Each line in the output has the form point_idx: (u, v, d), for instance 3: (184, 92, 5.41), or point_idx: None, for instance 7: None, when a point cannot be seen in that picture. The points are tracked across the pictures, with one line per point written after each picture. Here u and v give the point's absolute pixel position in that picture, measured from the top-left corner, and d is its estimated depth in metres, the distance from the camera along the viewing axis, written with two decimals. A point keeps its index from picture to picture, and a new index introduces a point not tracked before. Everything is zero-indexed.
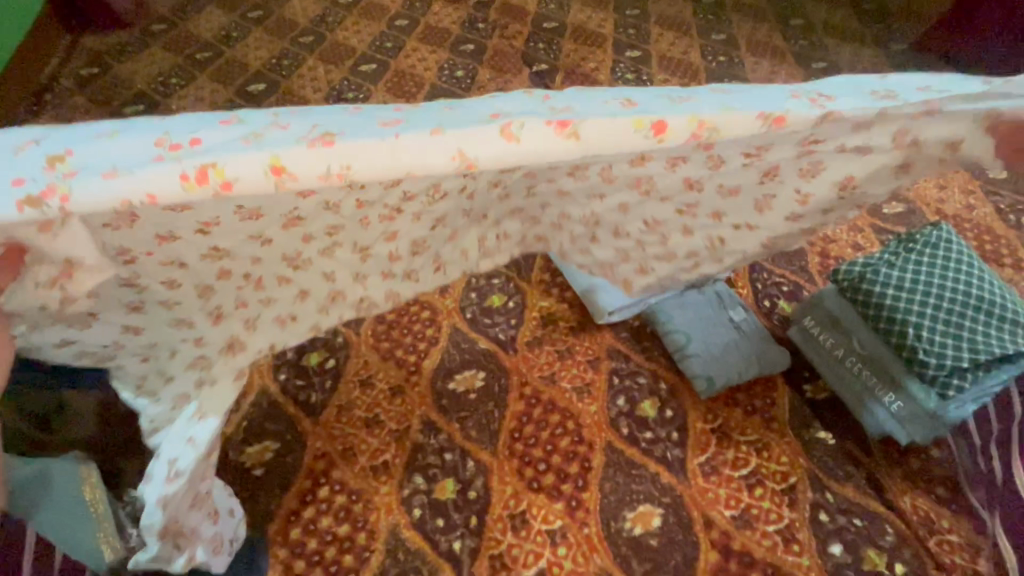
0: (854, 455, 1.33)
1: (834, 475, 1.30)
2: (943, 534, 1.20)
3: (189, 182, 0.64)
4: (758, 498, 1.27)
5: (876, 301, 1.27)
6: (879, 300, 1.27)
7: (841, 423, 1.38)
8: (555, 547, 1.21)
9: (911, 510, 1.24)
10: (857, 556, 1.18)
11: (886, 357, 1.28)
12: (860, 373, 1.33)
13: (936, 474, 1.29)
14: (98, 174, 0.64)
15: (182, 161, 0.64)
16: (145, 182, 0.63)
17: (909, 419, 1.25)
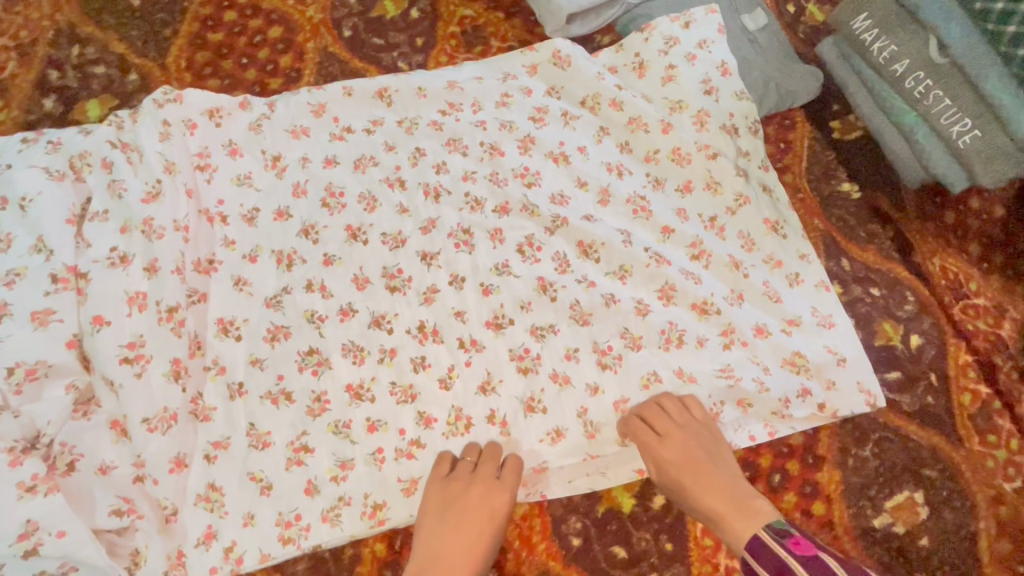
0: (880, 210, 1.01)
1: (854, 235, 0.99)
2: (971, 298, 0.97)
3: (282, 536, 0.78)
4: (794, 298, 0.92)
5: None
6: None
7: (869, 167, 1.03)
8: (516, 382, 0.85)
9: (938, 274, 0.98)
10: (871, 331, 0.94)
11: (980, 61, 0.84)
12: (924, 96, 0.92)
13: (971, 228, 1.01)
14: (200, 537, 0.77)
15: (278, 512, 0.78)
16: (252, 546, 0.77)
17: (982, 154, 0.88)
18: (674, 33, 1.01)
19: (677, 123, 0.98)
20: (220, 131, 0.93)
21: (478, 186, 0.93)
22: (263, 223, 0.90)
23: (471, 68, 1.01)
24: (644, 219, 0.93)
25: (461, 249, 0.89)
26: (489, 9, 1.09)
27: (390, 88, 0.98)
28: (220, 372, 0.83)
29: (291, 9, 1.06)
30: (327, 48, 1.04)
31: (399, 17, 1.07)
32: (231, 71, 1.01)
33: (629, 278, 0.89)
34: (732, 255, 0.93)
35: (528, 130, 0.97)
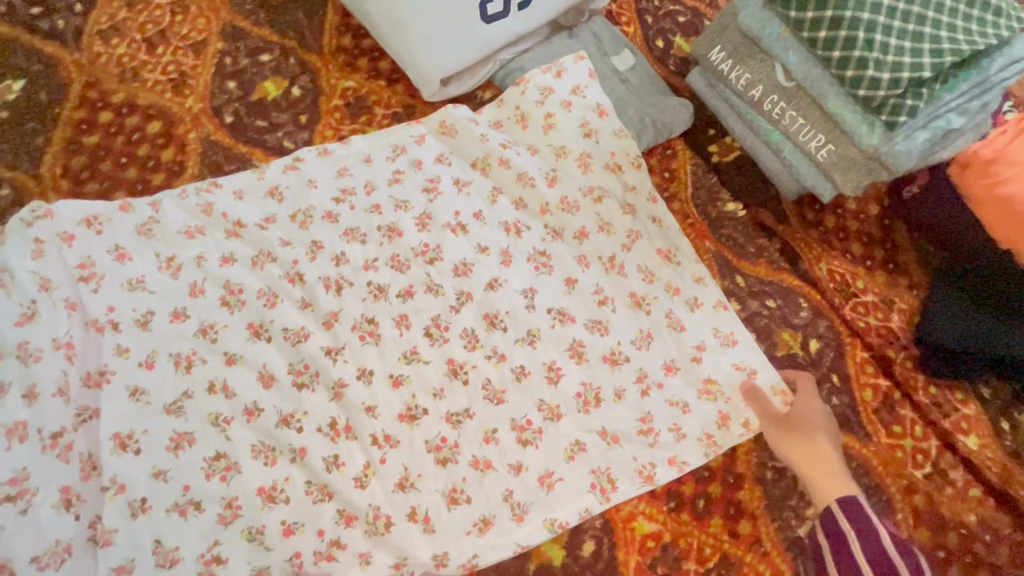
0: (765, 225, 1.06)
1: (746, 253, 1.04)
2: (859, 296, 1.02)
3: None
4: (699, 324, 0.95)
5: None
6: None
7: (751, 186, 1.09)
8: (436, 456, 0.84)
9: (827, 278, 1.03)
10: (772, 342, 0.98)
11: (821, 83, 0.92)
12: (781, 116, 0.98)
13: (851, 230, 1.07)
14: None
15: None
16: None
17: (839, 165, 0.94)
18: (548, 83, 1.05)
19: (563, 169, 1.02)
20: (102, 237, 0.89)
21: (381, 273, 0.92)
22: (158, 326, 0.86)
23: (360, 143, 1.01)
24: (547, 274, 0.95)
25: (366, 341, 0.88)
26: (370, 79, 1.11)
27: (281, 185, 0.96)
28: (120, 491, 0.77)
29: (169, 102, 1.06)
30: (210, 136, 1.03)
31: (281, 96, 1.08)
32: (110, 171, 0.99)
33: (539, 342, 0.90)
34: (633, 292, 0.95)
35: (423, 206, 0.97)
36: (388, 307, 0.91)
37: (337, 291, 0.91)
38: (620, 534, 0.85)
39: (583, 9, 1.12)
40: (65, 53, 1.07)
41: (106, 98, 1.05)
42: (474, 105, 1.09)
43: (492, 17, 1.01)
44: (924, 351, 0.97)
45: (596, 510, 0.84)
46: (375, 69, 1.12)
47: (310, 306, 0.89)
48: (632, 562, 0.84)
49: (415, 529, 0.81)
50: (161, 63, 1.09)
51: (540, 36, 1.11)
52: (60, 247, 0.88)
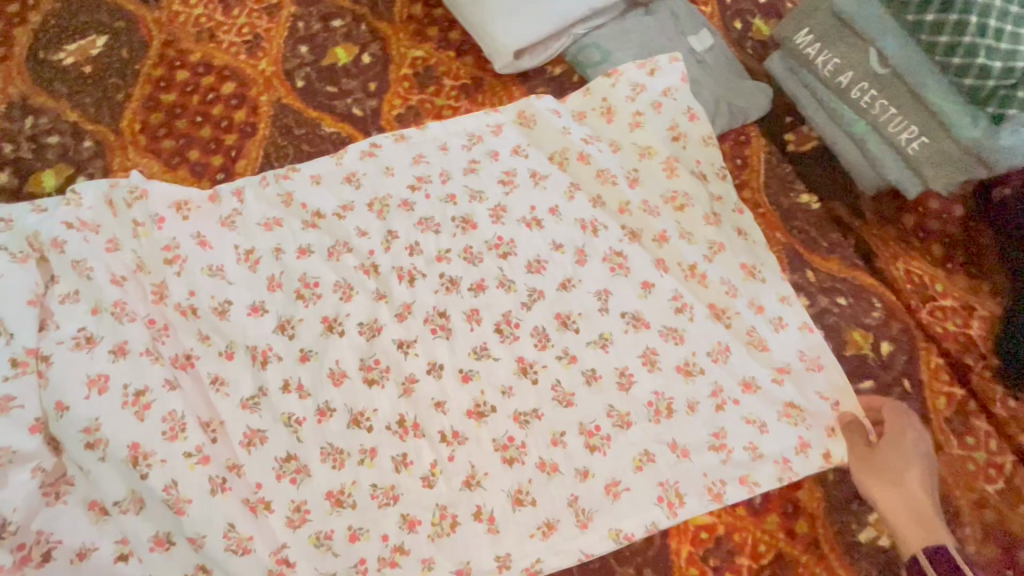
0: (840, 219, 1.02)
1: (818, 248, 1.00)
2: (937, 300, 0.97)
3: None
4: (780, 344, 0.93)
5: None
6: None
7: (828, 179, 1.04)
8: (505, 457, 0.85)
9: (904, 279, 0.98)
10: (841, 341, 0.94)
11: (919, 70, 0.87)
12: (870, 106, 0.93)
13: (932, 229, 1.01)
14: None
15: None
16: None
17: (931, 160, 0.89)
18: (639, 77, 1.03)
19: (646, 169, 1.01)
20: (187, 223, 0.92)
21: (453, 265, 0.95)
22: (236, 318, 0.89)
23: (437, 131, 1.02)
24: (622, 276, 0.96)
25: (438, 335, 0.91)
26: (439, 48, 1.10)
27: (359, 172, 0.99)
28: (201, 461, 0.79)
29: (243, 64, 1.07)
30: (282, 100, 1.04)
31: (351, 63, 1.08)
32: (186, 130, 1.01)
33: (611, 346, 0.92)
34: (713, 304, 0.95)
35: (498, 198, 0.99)
36: (460, 300, 0.94)
37: (410, 281, 0.94)
38: (673, 524, 0.84)
39: None
40: (146, 11, 1.09)
41: (183, 57, 1.06)
42: (543, 80, 1.07)
43: None
44: (1005, 362, 0.92)
45: (664, 525, 0.83)
46: (445, 39, 1.11)
47: (384, 297, 0.93)
48: (684, 551, 0.83)
49: (478, 543, 0.81)
50: (236, 25, 1.09)
51: (615, 11, 1.07)
52: (150, 229, 0.90)
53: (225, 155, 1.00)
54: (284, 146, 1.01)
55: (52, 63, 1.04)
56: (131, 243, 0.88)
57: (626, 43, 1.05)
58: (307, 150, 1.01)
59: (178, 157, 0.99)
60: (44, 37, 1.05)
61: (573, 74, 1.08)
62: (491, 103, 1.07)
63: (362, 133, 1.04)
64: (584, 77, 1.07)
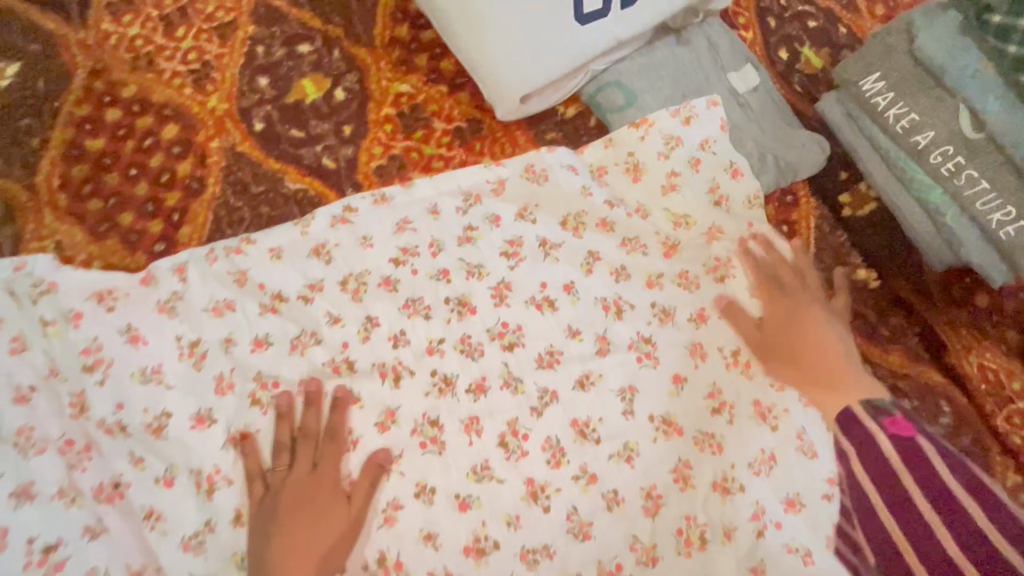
0: (903, 300, 0.86)
1: (875, 338, 0.84)
2: (1016, 403, 0.81)
3: None
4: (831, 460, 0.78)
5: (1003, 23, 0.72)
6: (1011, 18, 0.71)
7: (891, 252, 0.87)
8: None
9: (977, 375, 0.82)
10: None
11: None
12: (958, 180, 0.77)
13: (1009, 312, 0.84)
14: None
15: None
16: None
17: None
18: (672, 127, 0.86)
19: (682, 237, 0.85)
20: (114, 316, 0.74)
21: (447, 360, 0.79)
22: (175, 432, 0.72)
23: (425, 189, 0.84)
24: (651, 368, 0.81)
25: (428, 449, 0.76)
26: (429, 81, 0.91)
27: (329, 242, 0.82)
28: None
29: (188, 100, 0.87)
30: (236, 147, 0.86)
31: (322, 99, 0.89)
32: (117, 186, 0.83)
33: (637, 457, 0.77)
34: (758, 400, 0.80)
35: (501, 273, 0.82)
36: (455, 405, 0.77)
37: (395, 380, 0.78)
38: None
39: (698, 8, 0.90)
40: (66, 31, 0.89)
41: (114, 91, 0.87)
42: (553, 124, 0.90)
43: (588, 16, 0.82)
44: None
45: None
46: (436, 70, 0.92)
47: (359, 402, 0.77)
48: None
49: None
50: (180, 50, 0.90)
51: (641, 41, 0.89)
52: (64, 328, 0.72)
53: (166, 219, 0.82)
54: (239, 207, 0.83)
55: None
56: (43, 345, 0.72)
57: (653, 81, 0.87)
58: (267, 213, 0.83)
59: (107, 221, 0.81)
60: None
61: (590, 117, 0.90)
62: (492, 154, 0.89)
63: (335, 191, 0.85)
64: (603, 122, 0.89)
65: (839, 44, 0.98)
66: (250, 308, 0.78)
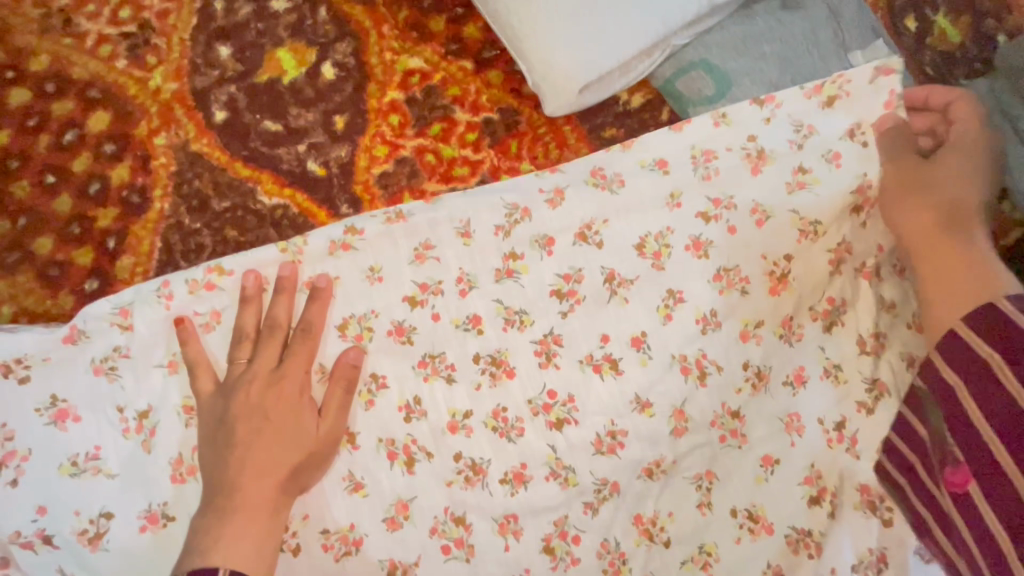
0: None
1: None
2: None
3: None
4: None
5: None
6: None
7: None
8: None
9: None
10: None
11: None
12: None
13: None
14: None
15: None
16: None
17: None
18: (808, 112, 0.65)
19: (804, 259, 0.65)
20: (30, 389, 0.55)
21: (476, 439, 0.60)
22: (118, 540, 0.55)
23: (458, 203, 0.63)
24: (735, 449, 0.63)
25: (451, 555, 0.58)
26: (448, 55, 0.68)
27: (331, 275, 0.61)
28: None
29: (121, 77, 0.64)
30: (189, 145, 0.64)
31: (305, 79, 0.66)
32: (29, 199, 0.61)
33: (716, 564, 0.61)
34: (866, 486, 0.63)
35: (551, 320, 0.63)
36: (488, 499, 0.60)
37: (408, 464, 0.59)
38: None
39: None
40: None
41: (20, 63, 0.64)
42: (613, 117, 0.68)
43: None
44: None
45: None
46: (457, 40, 0.68)
47: (361, 489, 0.59)
48: None
49: None
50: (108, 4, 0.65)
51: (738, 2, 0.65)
52: None
53: (97, 246, 0.61)
54: (196, 231, 0.62)
55: None
56: None
57: (753, 62, 0.65)
58: (235, 239, 0.62)
59: (17, 250, 0.60)
60: None
61: (662, 108, 0.68)
62: (533, 157, 0.67)
63: (325, 208, 0.64)
64: (679, 117, 0.67)
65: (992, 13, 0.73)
66: (215, 370, 0.59)
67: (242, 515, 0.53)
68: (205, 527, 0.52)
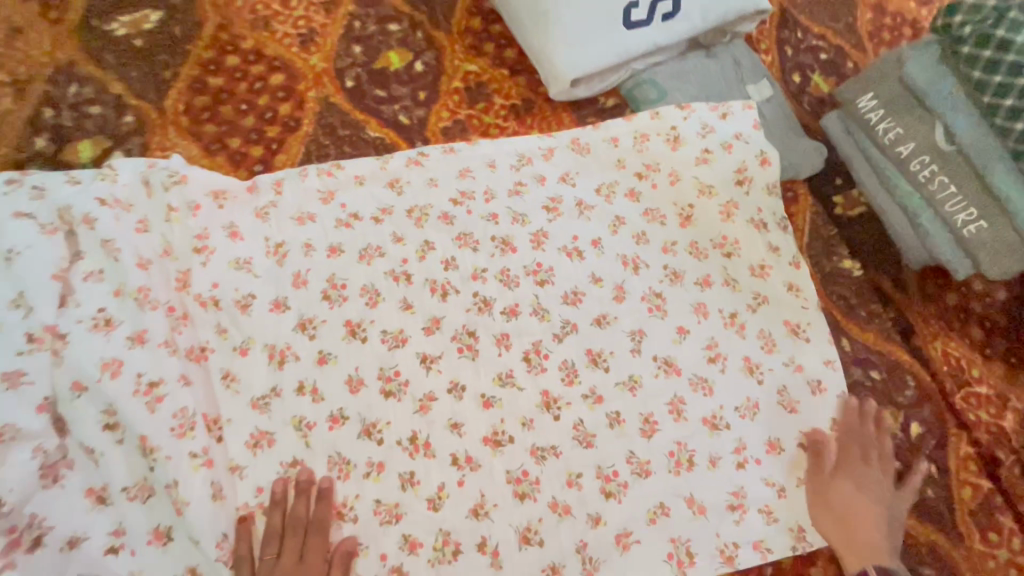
0: (882, 291, 0.99)
1: (856, 317, 0.98)
2: (972, 386, 0.94)
3: None
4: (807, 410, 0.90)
5: (973, 3, 0.85)
6: (976, 50, 0.84)
7: (876, 248, 1.02)
8: (512, 487, 0.82)
9: (940, 360, 0.96)
10: (870, 417, 0.92)
11: (989, 153, 0.86)
12: (931, 184, 0.91)
13: (973, 312, 0.98)
14: None
15: None
16: None
17: (987, 248, 0.87)
18: (710, 119, 1.02)
19: (702, 206, 0.99)
20: (222, 213, 0.89)
21: (488, 285, 0.92)
22: (258, 311, 0.86)
23: (488, 148, 1.00)
24: (658, 318, 0.94)
25: (463, 354, 0.88)
26: (493, 65, 1.08)
27: (403, 179, 0.97)
28: (207, 463, 0.76)
29: (294, 57, 1.05)
30: (328, 98, 1.03)
31: (404, 69, 1.06)
32: (229, 116, 1.00)
33: (640, 389, 0.89)
34: (748, 356, 0.92)
35: (541, 223, 0.97)
36: (491, 322, 0.90)
37: (443, 295, 0.91)
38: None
39: (726, 29, 1.07)
40: None
41: (237, 43, 1.05)
42: (594, 111, 1.06)
43: (634, 23, 1.00)
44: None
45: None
46: (501, 57, 1.09)
47: (411, 308, 0.90)
48: None
49: None
50: (292, 17, 1.08)
51: (677, 50, 1.06)
52: (184, 216, 0.88)
53: (265, 147, 0.98)
54: (326, 145, 0.99)
55: (103, 33, 1.02)
56: (163, 229, 0.86)
57: (684, 85, 1.04)
58: (349, 153, 0.99)
59: (218, 143, 0.98)
60: (100, 5, 1.04)
61: (626, 108, 1.07)
62: (540, 128, 1.05)
63: (407, 142, 1.01)
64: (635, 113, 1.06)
65: (845, 76, 1.14)
66: (328, 223, 0.93)
67: None
68: None
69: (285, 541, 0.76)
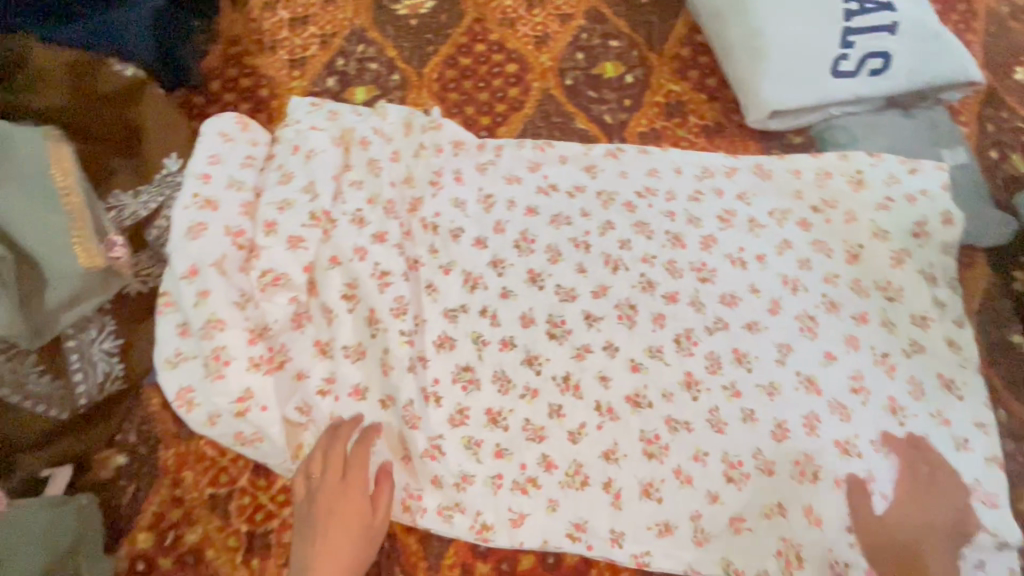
0: None
1: (1014, 391, 0.97)
2: None
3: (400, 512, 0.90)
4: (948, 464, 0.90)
5: None
6: None
7: None
8: (645, 445, 0.92)
9: None
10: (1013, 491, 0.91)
11: None
12: None
13: None
14: None
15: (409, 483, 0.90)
16: None
17: None
18: (897, 172, 1.07)
19: (873, 248, 1.04)
20: (455, 159, 1.10)
21: (655, 270, 1.04)
22: (463, 244, 1.03)
23: (678, 156, 1.13)
24: (808, 339, 0.98)
25: (622, 321, 0.99)
26: (695, 89, 1.22)
27: (598, 166, 1.12)
28: (410, 342, 0.94)
29: (529, 53, 1.25)
30: (549, 90, 1.22)
31: (616, 78, 1.23)
32: (470, 90, 1.22)
33: (778, 395, 0.94)
34: (893, 397, 0.94)
35: (712, 229, 1.07)
36: (651, 301, 1.01)
37: (614, 269, 1.03)
38: None
39: (925, 95, 1.14)
40: None
41: (486, 35, 1.28)
42: (780, 145, 1.16)
43: (842, 73, 1.09)
44: None
45: None
46: (702, 83, 1.22)
47: (584, 272, 1.03)
48: None
49: (603, 514, 0.90)
50: (534, 22, 1.29)
51: (875, 105, 1.13)
52: (429, 154, 1.09)
53: (493, 120, 1.19)
54: (540, 127, 1.18)
55: (390, 9, 1.30)
56: (409, 161, 1.07)
57: (876, 136, 1.11)
58: (558, 137, 1.17)
59: (457, 109, 1.20)
60: None
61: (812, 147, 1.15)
62: (726, 150, 1.16)
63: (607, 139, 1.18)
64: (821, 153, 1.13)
65: None
66: (530, 187, 1.10)
67: (314, 509, 0.83)
68: (303, 524, 0.82)
69: (353, 466, 0.86)
